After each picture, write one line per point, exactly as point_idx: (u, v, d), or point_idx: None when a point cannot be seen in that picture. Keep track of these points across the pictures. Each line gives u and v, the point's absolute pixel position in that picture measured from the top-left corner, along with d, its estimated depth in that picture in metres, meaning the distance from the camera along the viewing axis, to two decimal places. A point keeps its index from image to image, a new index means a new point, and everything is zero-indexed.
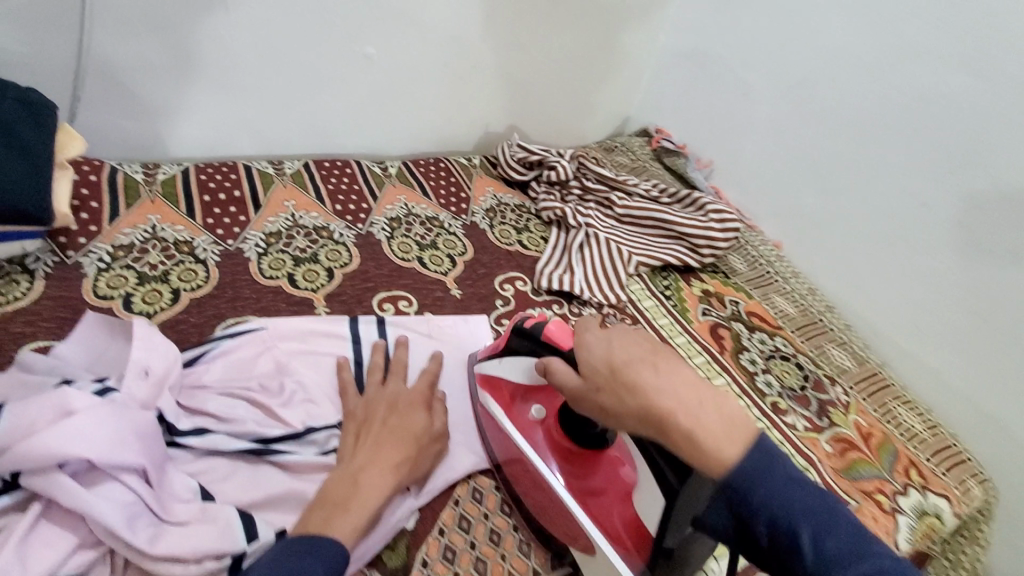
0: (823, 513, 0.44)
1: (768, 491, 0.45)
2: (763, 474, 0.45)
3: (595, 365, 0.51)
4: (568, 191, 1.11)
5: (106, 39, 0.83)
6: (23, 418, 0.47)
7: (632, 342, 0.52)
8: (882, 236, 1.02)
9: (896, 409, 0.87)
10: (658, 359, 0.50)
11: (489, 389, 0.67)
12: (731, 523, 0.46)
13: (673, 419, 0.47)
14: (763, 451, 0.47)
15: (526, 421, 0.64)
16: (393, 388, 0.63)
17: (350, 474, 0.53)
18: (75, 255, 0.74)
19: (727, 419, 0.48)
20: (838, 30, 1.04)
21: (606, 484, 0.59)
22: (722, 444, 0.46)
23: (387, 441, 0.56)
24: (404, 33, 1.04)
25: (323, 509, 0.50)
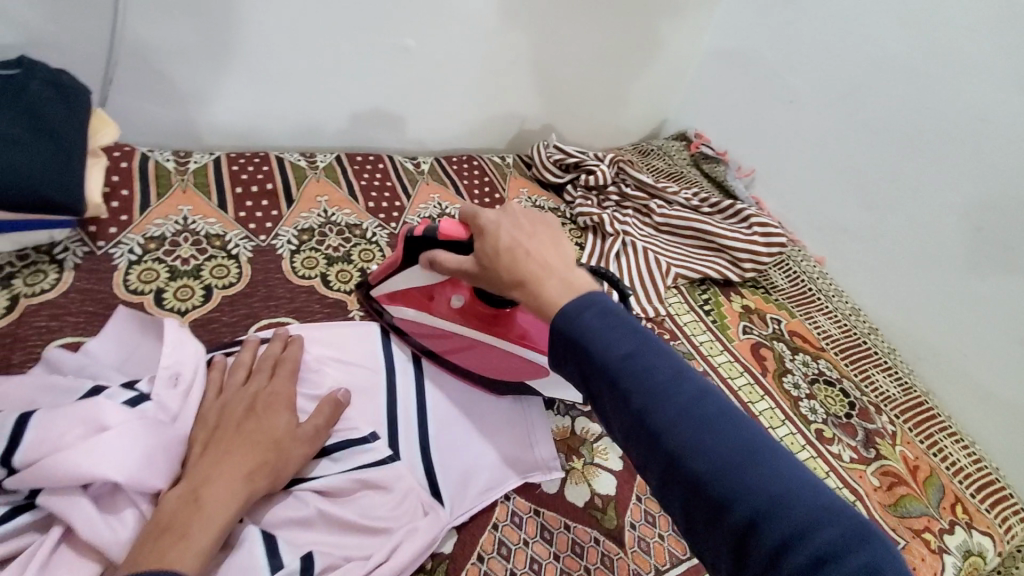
0: (662, 388, 0.40)
1: (582, 327, 0.44)
2: (584, 321, 0.44)
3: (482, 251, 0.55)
4: (605, 197, 1.08)
5: (140, 21, 0.80)
6: (51, 432, 0.45)
7: (515, 225, 0.55)
8: (931, 256, 0.97)
9: (941, 440, 0.84)
10: (529, 240, 0.53)
11: (402, 303, 0.70)
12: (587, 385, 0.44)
13: (529, 282, 0.50)
14: (586, 306, 0.45)
15: (446, 311, 0.69)
16: (256, 387, 0.56)
17: (189, 492, 0.45)
18: (105, 246, 0.71)
19: (571, 285, 0.48)
20: (896, 38, 0.99)
21: (530, 324, 0.67)
22: (557, 300, 0.47)
23: (235, 445, 0.50)
24: (442, 25, 1.00)
25: (154, 537, 0.42)
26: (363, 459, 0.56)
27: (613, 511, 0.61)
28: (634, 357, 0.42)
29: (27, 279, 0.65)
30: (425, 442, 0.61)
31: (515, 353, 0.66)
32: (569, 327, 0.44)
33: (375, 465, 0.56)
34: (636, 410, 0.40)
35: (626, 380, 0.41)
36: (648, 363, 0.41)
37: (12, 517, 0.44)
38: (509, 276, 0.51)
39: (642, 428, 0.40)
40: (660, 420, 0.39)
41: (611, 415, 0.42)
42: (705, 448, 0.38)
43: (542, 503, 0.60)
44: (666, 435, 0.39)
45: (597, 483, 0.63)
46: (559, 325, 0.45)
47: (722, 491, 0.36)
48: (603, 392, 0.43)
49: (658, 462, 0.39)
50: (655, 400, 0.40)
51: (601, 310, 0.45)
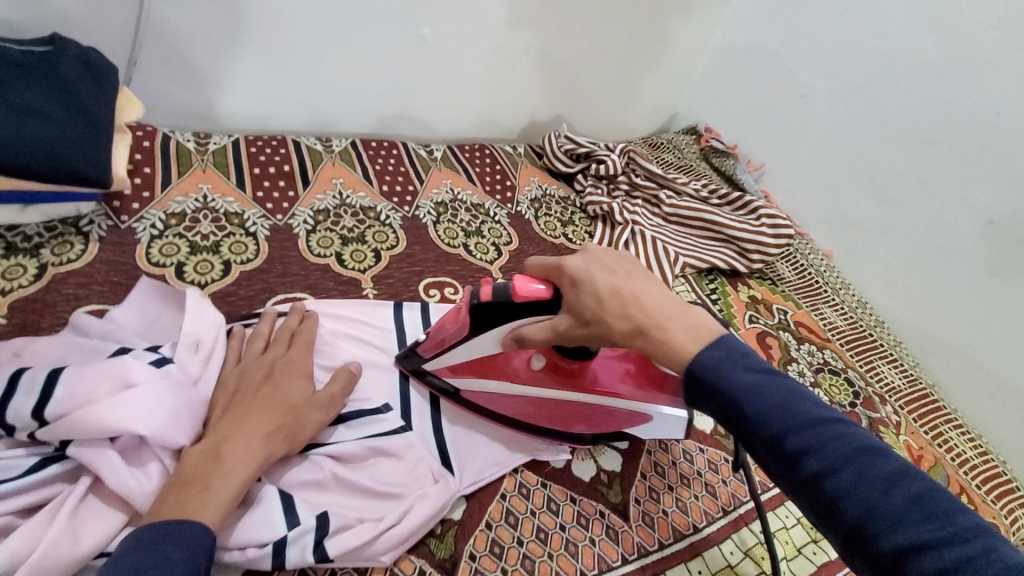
0: (823, 430, 0.40)
1: (732, 380, 0.44)
2: (728, 366, 0.44)
3: (583, 300, 0.52)
4: (615, 185, 1.09)
5: (166, 4, 0.82)
6: (81, 387, 0.47)
7: (610, 271, 0.52)
8: (940, 251, 0.98)
9: (946, 432, 0.85)
10: (632, 284, 0.51)
11: (469, 375, 0.64)
12: (733, 425, 0.44)
13: (652, 329, 0.48)
14: (727, 351, 0.46)
15: (524, 373, 0.64)
16: (275, 354, 0.58)
17: (211, 448, 0.47)
18: (129, 220, 0.73)
19: (691, 327, 0.48)
20: (909, 34, 0.99)
21: (612, 372, 0.65)
22: (688, 348, 0.47)
23: (255, 407, 0.51)
24: (459, 14, 1.02)
25: (178, 489, 0.44)
26: (376, 428, 0.58)
27: (618, 487, 0.62)
28: (797, 417, 0.41)
29: (54, 249, 0.67)
30: (436, 416, 0.63)
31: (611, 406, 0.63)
32: (714, 378, 0.44)
33: (388, 434, 0.58)
34: (809, 474, 0.39)
35: (793, 439, 0.40)
36: (817, 423, 0.40)
37: (43, 467, 0.46)
38: (627, 324, 0.49)
39: (821, 493, 0.39)
40: (840, 485, 0.38)
41: (783, 478, 0.41)
42: (882, 496, 0.37)
43: (549, 477, 0.62)
44: (848, 501, 0.37)
45: (602, 460, 0.64)
46: (698, 375, 0.45)
47: (931, 569, 0.34)
48: (766, 452, 0.42)
49: (843, 530, 0.38)
50: (816, 443, 0.39)
51: (738, 355, 0.45)
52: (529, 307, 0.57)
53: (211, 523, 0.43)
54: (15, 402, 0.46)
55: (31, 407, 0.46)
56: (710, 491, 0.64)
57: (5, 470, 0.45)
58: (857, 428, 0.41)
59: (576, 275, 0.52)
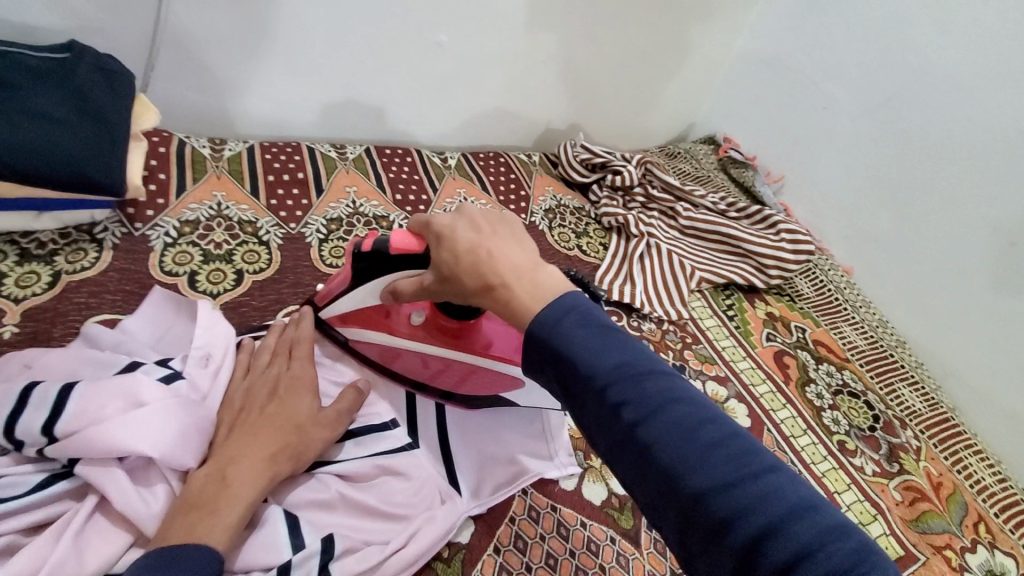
0: (652, 391, 0.38)
1: (569, 339, 0.40)
2: (564, 325, 0.41)
3: (443, 256, 0.48)
4: (631, 198, 1.08)
5: (185, 11, 0.82)
6: (93, 403, 0.47)
7: (472, 226, 0.48)
8: (963, 270, 0.96)
9: (967, 458, 0.83)
10: (490, 239, 0.47)
11: (355, 322, 0.64)
12: (567, 390, 0.40)
13: (499, 286, 0.44)
14: (567, 308, 0.42)
15: (406, 328, 0.63)
16: (277, 370, 0.57)
17: (217, 470, 0.47)
18: (143, 228, 0.73)
19: (538, 286, 0.44)
20: (938, 47, 0.97)
21: (497, 336, 0.62)
22: (530, 307, 0.43)
23: (259, 428, 0.51)
24: (477, 21, 1.01)
25: (183, 513, 0.44)
26: (383, 445, 0.58)
27: (629, 512, 0.61)
28: (628, 375, 0.38)
29: (68, 256, 0.67)
30: (445, 430, 0.62)
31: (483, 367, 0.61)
32: (552, 335, 0.41)
33: (394, 451, 0.57)
34: (628, 424, 0.37)
35: (615, 392, 0.38)
36: (640, 373, 0.39)
37: (50, 484, 0.46)
38: (476, 281, 0.45)
39: (634, 442, 0.37)
40: (666, 447, 0.36)
41: (600, 433, 0.39)
42: (701, 457, 0.35)
43: (559, 499, 0.60)
44: (660, 450, 0.36)
45: (614, 483, 0.63)
46: (534, 331, 0.41)
47: (724, 508, 0.33)
48: (591, 407, 0.39)
49: (651, 480, 0.36)
50: (647, 407, 0.37)
51: (579, 311, 0.42)
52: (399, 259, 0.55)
53: (220, 546, 0.43)
54: (24, 417, 0.46)
55: (41, 423, 0.45)
56: None
57: (12, 486, 0.45)
58: (675, 377, 0.40)
59: (439, 228, 0.49)
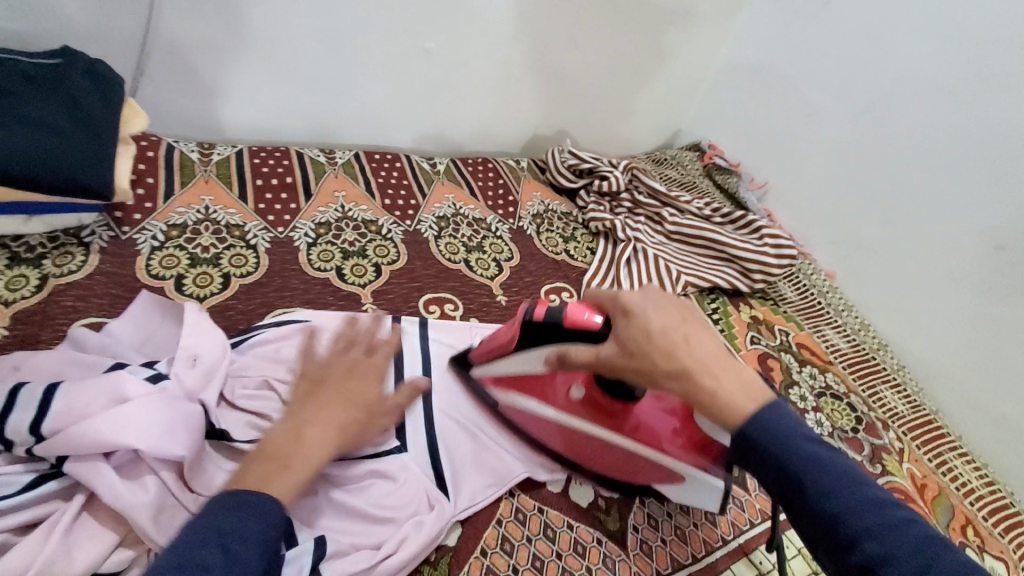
0: (897, 532, 0.40)
1: (800, 457, 0.45)
2: (790, 441, 0.45)
3: (630, 331, 0.52)
4: (618, 203, 1.09)
5: (173, 17, 0.82)
6: (79, 401, 0.47)
7: (664, 310, 0.52)
8: (944, 274, 0.98)
9: (951, 461, 0.84)
10: (687, 329, 0.52)
11: (513, 386, 0.65)
12: (800, 513, 0.44)
13: (703, 377, 0.49)
14: (789, 422, 0.47)
15: (563, 400, 0.63)
16: (354, 353, 0.58)
17: (293, 427, 0.48)
18: (130, 231, 0.73)
19: (744, 381, 0.50)
20: (915, 57, 1.00)
21: (658, 421, 0.61)
22: (737, 400, 0.48)
23: (334, 400, 0.52)
24: (466, 28, 1.02)
25: (261, 461, 0.45)
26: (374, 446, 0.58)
27: (616, 514, 0.62)
28: (863, 501, 0.42)
29: (56, 259, 0.67)
30: (432, 434, 0.62)
31: (646, 457, 0.61)
32: (779, 448, 0.45)
33: (384, 453, 0.57)
34: (869, 556, 0.40)
35: (853, 520, 0.41)
36: (878, 506, 0.41)
37: (39, 484, 0.46)
38: (673, 365, 0.50)
39: None
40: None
41: (830, 555, 0.43)
42: None
43: (546, 501, 0.61)
44: None
45: (600, 485, 0.64)
46: (762, 443, 0.46)
47: None
48: (822, 532, 0.43)
49: None
50: (895, 550, 0.39)
51: (806, 432, 0.46)
52: (574, 328, 0.58)
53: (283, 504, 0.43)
54: (12, 417, 0.46)
55: (27, 423, 0.46)
56: (711, 519, 0.63)
57: (4, 485, 0.45)
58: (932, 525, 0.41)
59: (630, 307, 0.53)
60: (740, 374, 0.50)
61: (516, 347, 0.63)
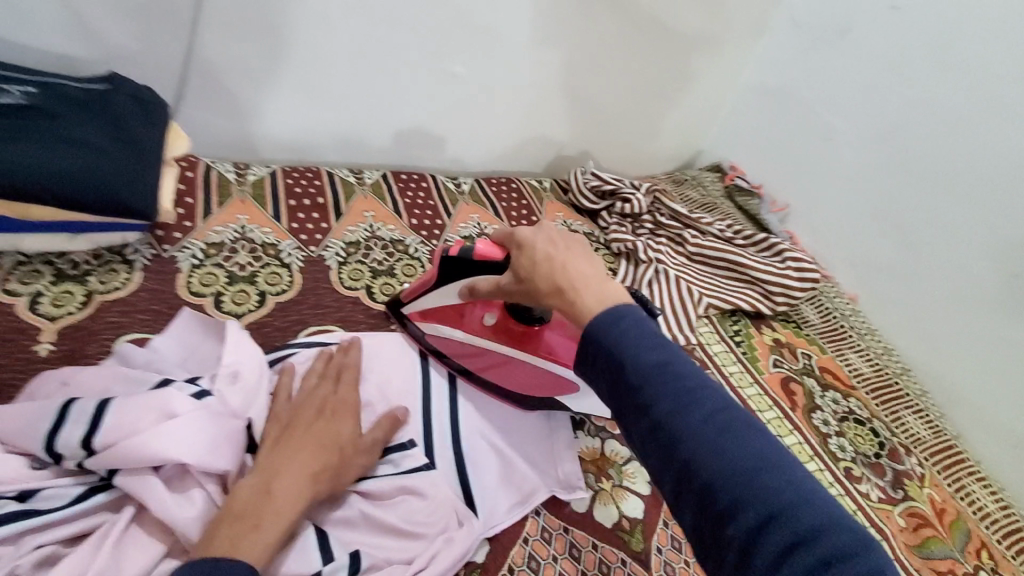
0: (692, 399, 0.41)
1: (620, 340, 0.45)
2: (616, 326, 0.45)
3: (520, 262, 0.56)
4: (639, 224, 1.11)
5: (214, 43, 0.86)
6: (128, 416, 0.49)
7: (550, 239, 0.56)
8: (967, 298, 0.97)
9: (969, 485, 0.83)
10: (566, 255, 0.54)
11: (435, 318, 0.73)
12: (609, 383, 0.45)
13: (568, 291, 0.51)
14: (621, 312, 0.46)
15: (478, 327, 0.72)
16: (324, 392, 0.60)
17: (262, 482, 0.49)
18: (171, 249, 0.76)
19: (607, 296, 0.49)
20: (937, 84, 1.01)
21: (557, 344, 0.68)
22: (594, 312, 0.48)
23: (302, 447, 0.53)
24: (491, 53, 1.05)
25: (229, 523, 0.45)
26: (405, 464, 0.59)
27: (639, 535, 0.62)
28: (669, 373, 0.42)
29: (102, 276, 0.70)
30: (460, 455, 0.63)
31: (546, 370, 0.68)
32: (605, 336, 0.45)
33: (413, 471, 0.59)
34: (660, 419, 0.41)
35: (659, 389, 0.42)
36: (680, 376, 0.42)
37: (90, 496, 0.48)
38: (547, 283, 0.52)
39: (665, 439, 0.40)
40: (694, 445, 0.39)
41: (632, 420, 0.43)
42: (730, 456, 0.39)
43: (571, 521, 0.62)
44: (685, 450, 0.40)
45: (625, 507, 0.64)
46: (590, 330, 0.46)
47: (732, 504, 0.37)
48: (628, 403, 0.43)
49: (677, 475, 0.40)
50: (683, 410, 0.41)
51: (636, 319, 0.46)
52: (483, 265, 0.64)
53: (256, 562, 0.44)
54: (65, 431, 0.48)
55: (80, 437, 0.48)
56: None
57: (53, 498, 0.47)
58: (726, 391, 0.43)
59: (521, 239, 0.57)
60: (612, 291, 0.50)
61: (436, 286, 0.70)
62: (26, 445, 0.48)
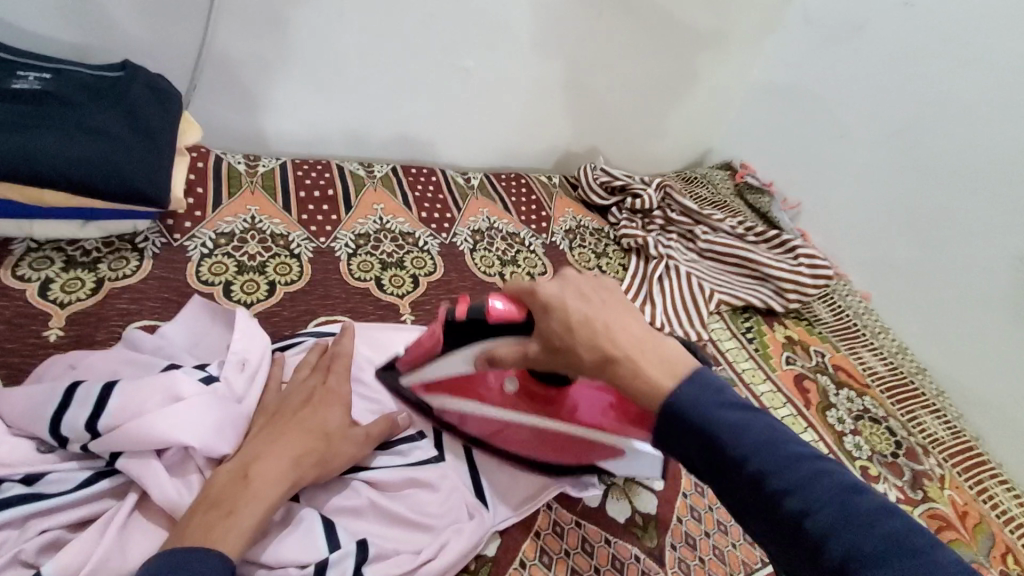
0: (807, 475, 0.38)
1: (712, 416, 0.41)
2: (701, 401, 0.42)
3: (551, 325, 0.49)
4: (650, 220, 1.10)
5: (227, 33, 0.86)
6: (133, 399, 0.49)
7: (581, 296, 0.49)
8: (984, 298, 0.96)
9: (992, 488, 0.82)
10: (604, 311, 0.48)
11: (445, 389, 0.62)
12: (704, 462, 0.41)
13: (622, 362, 0.45)
14: (699, 383, 0.43)
15: (498, 395, 0.61)
16: (314, 382, 0.58)
17: (240, 467, 0.47)
18: (181, 238, 0.76)
19: (668, 360, 0.45)
20: (951, 81, 1.00)
21: (591, 403, 0.59)
22: (664, 385, 0.43)
23: (286, 434, 0.51)
24: (502, 47, 1.05)
25: (204, 509, 0.44)
26: (414, 456, 0.60)
27: (653, 530, 0.61)
28: (777, 451, 0.39)
29: (111, 264, 0.70)
30: (468, 447, 0.63)
31: (584, 437, 0.59)
32: (692, 413, 0.41)
33: (422, 463, 0.59)
34: (777, 500, 0.38)
35: (771, 470, 0.38)
36: (789, 452, 0.39)
37: (94, 482, 0.47)
38: (594, 353, 0.46)
39: (787, 522, 0.37)
40: (824, 526, 0.36)
41: (746, 504, 0.40)
42: (864, 537, 0.35)
43: (584, 516, 0.61)
44: (813, 530, 0.36)
45: (638, 502, 0.63)
46: (672, 409, 0.42)
47: None
48: (736, 482, 0.40)
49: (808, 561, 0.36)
50: (805, 492, 0.37)
51: (713, 386, 0.42)
52: (499, 325, 0.54)
53: (234, 549, 0.42)
54: (70, 414, 0.48)
55: (85, 419, 0.47)
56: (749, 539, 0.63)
57: (60, 482, 0.47)
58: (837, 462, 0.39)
59: (547, 300, 0.49)
60: (667, 352, 0.45)
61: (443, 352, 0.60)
62: (32, 428, 0.48)
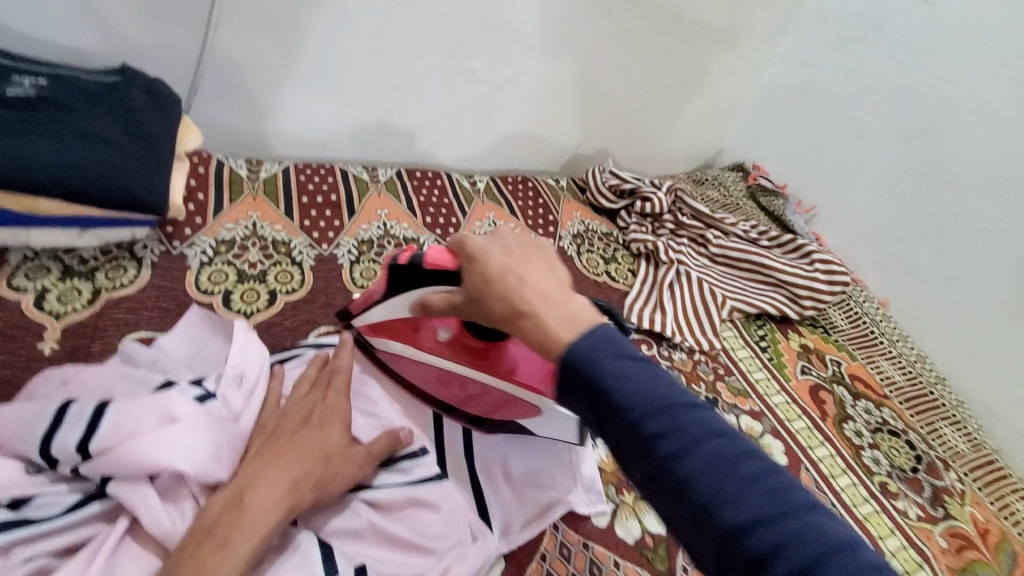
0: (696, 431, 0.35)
1: (604, 367, 0.38)
2: (596, 352, 0.39)
3: (471, 278, 0.48)
4: (660, 224, 1.07)
5: (228, 36, 0.84)
6: (126, 420, 0.47)
7: (505, 251, 0.48)
8: (1006, 305, 0.92)
9: (1015, 505, 0.79)
10: (523, 264, 0.46)
11: (387, 334, 0.65)
12: (597, 420, 0.38)
13: (525, 313, 0.43)
14: (600, 338, 0.40)
15: (433, 342, 0.63)
16: (313, 399, 0.56)
17: (234, 494, 0.45)
18: (180, 246, 0.74)
19: (574, 315, 0.42)
20: (974, 80, 0.96)
21: (522, 359, 0.60)
22: (563, 336, 0.40)
23: (282, 457, 0.49)
24: (508, 48, 1.02)
25: (196, 540, 0.42)
26: (417, 473, 0.57)
27: (663, 552, 0.60)
28: (663, 402, 0.36)
29: (108, 273, 0.68)
30: (472, 464, 0.60)
31: (503, 392, 0.59)
32: (585, 364, 0.38)
33: (425, 481, 0.56)
34: (661, 458, 0.35)
35: (657, 425, 0.35)
36: (677, 405, 0.36)
37: (85, 505, 0.46)
38: (503, 305, 0.44)
39: (669, 479, 0.34)
40: (704, 485, 0.33)
41: (632, 463, 0.37)
42: (740, 494, 0.33)
43: (592, 537, 0.59)
44: (694, 488, 0.34)
45: (647, 522, 0.62)
46: (568, 361, 0.39)
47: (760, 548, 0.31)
48: (621, 437, 0.37)
49: (687, 519, 0.34)
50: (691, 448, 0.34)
51: (612, 341, 0.39)
52: (429, 274, 0.55)
53: None
54: (61, 434, 0.46)
55: (77, 441, 0.46)
56: None
57: (48, 505, 0.45)
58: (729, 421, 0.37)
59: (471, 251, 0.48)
60: (573, 309, 0.43)
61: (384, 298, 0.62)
62: (21, 448, 0.46)
